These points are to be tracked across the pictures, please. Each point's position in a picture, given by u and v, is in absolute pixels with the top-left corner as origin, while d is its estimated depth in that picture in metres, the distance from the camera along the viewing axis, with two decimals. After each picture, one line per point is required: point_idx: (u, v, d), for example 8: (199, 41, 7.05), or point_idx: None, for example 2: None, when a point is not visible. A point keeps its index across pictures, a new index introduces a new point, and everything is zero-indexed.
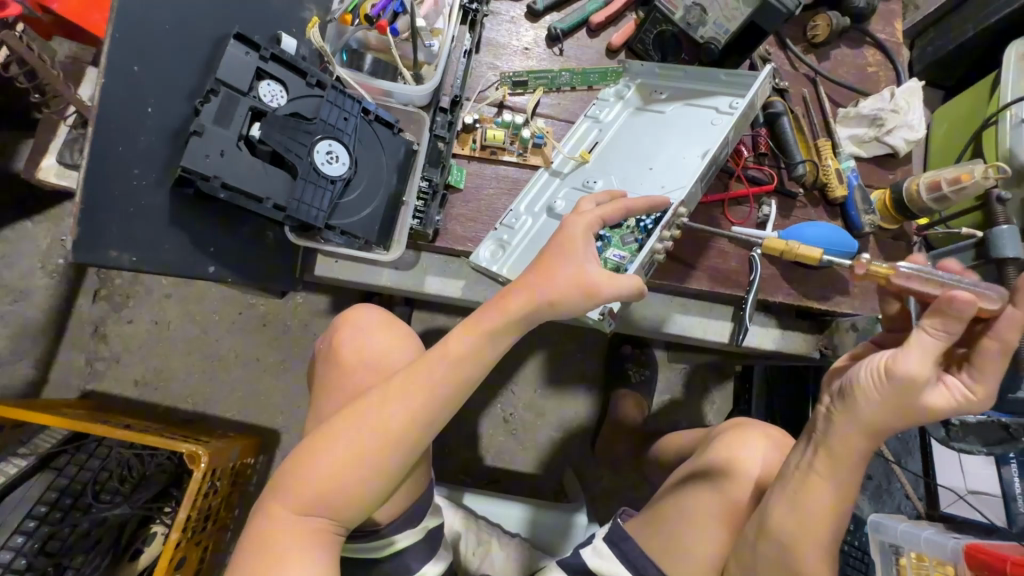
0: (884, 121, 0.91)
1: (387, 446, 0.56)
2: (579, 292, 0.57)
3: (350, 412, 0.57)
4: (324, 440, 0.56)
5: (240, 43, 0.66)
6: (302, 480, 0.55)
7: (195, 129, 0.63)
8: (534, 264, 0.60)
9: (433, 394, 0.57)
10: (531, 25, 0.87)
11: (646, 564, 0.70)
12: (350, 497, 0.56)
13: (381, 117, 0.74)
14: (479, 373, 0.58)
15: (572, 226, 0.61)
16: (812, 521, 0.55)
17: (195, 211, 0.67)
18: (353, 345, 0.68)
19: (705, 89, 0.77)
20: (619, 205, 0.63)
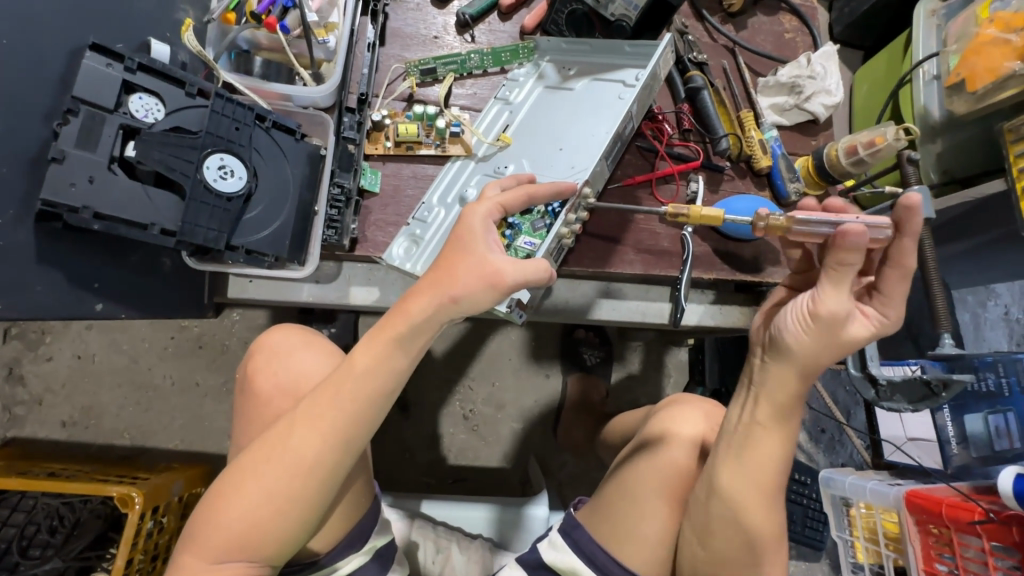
0: (803, 88, 0.91)
1: (301, 478, 0.52)
2: (484, 286, 0.54)
3: (259, 446, 0.53)
4: (236, 481, 0.53)
5: (97, 54, 0.58)
6: (214, 527, 0.52)
7: (53, 156, 0.55)
8: (436, 262, 0.57)
9: (344, 414, 0.53)
10: (438, 12, 0.83)
11: (601, 555, 0.69)
12: (269, 538, 0.53)
13: (280, 123, 0.69)
14: (391, 384, 0.55)
15: (471, 217, 0.58)
16: (757, 479, 0.56)
17: (69, 244, 0.58)
18: (266, 372, 0.64)
19: (613, 64, 0.78)
20: (521, 192, 0.62)
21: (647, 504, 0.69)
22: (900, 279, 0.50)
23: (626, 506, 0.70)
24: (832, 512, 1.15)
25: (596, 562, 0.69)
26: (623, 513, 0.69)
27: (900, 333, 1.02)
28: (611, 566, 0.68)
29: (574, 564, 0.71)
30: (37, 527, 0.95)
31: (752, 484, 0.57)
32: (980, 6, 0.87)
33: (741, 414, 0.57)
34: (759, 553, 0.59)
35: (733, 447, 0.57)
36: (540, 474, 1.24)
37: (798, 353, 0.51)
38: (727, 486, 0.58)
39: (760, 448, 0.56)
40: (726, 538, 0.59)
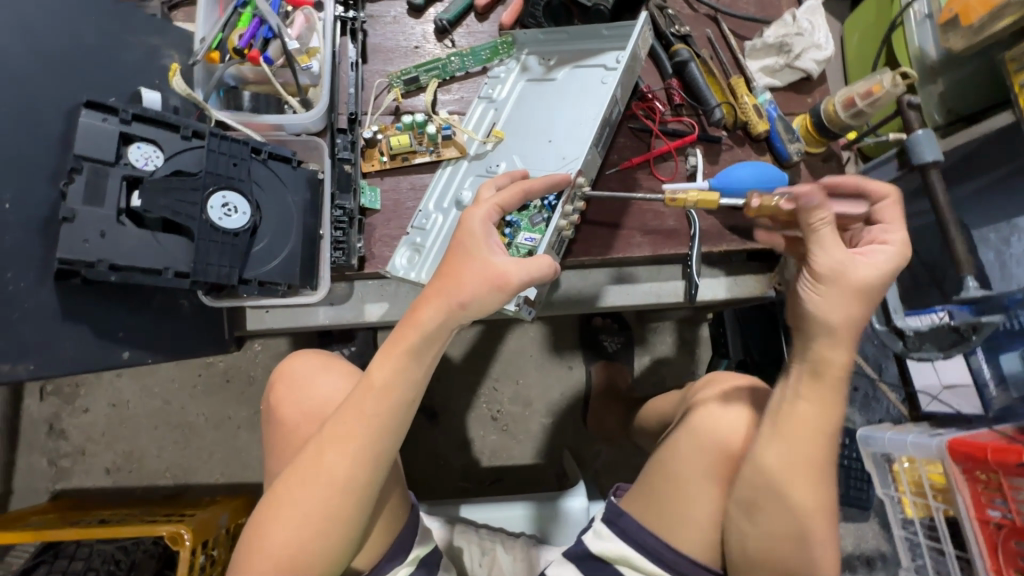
0: (791, 46, 0.89)
1: (335, 499, 0.53)
2: (490, 289, 0.54)
3: (292, 472, 0.55)
4: (274, 509, 0.54)
5: (93, 110, 0.59)
6: (258, 556, 0.53)
7: (64, 215, 0.56)
8: (441, 268, 0.57)
9: (369, 431, 0.54)
10: (416, 21, 0.83)
11: (653, 542, 0.69)
12: (311, 561, 0.54)
13: (276, 153, 0.70)
14: (409, 395, 0.55)
15: (471, 221, 0.58)
16: (800, 450, 0.56)
17: (90, 299, 0.59)
18: (290, 400, 0.65)
19: (593, 48, 0.77)
20: (517, 188, 0.61)
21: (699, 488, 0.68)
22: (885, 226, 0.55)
23: (672, 492, 0.69)
24: (875, 470, 1.14)
25: (648, 548, 0.69)
26: (669, 495, 0.69)
27: (923, 280, 1.00)
28: (665, 552, 0.68)
29: (624, 552, 0.71)
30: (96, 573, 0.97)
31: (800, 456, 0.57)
32: None
33: (784, 389, 0.57)
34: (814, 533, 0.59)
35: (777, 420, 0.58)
36: (575, 466, 1.25)
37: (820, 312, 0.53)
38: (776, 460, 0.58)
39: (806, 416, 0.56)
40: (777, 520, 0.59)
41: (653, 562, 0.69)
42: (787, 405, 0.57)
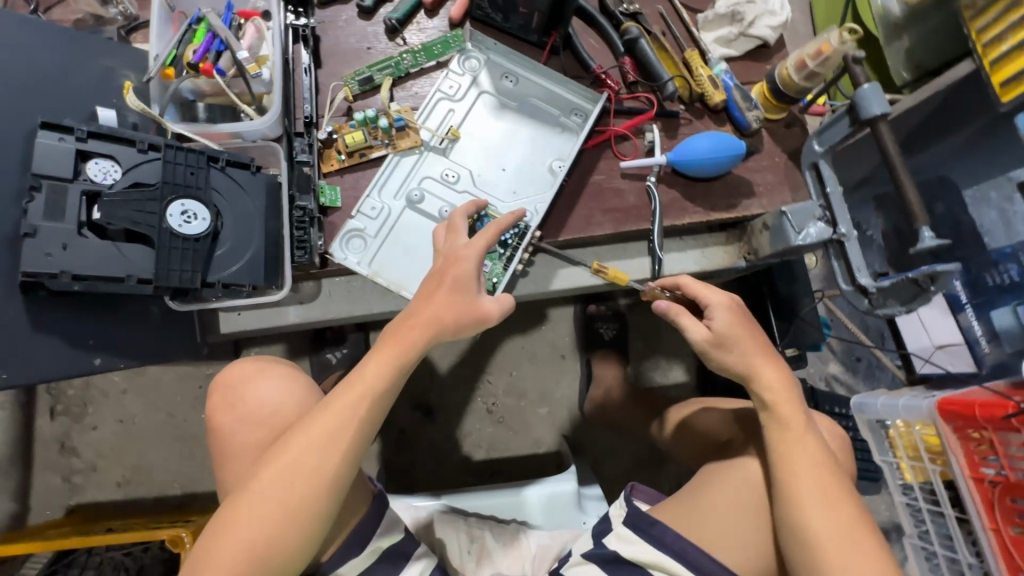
0: (744, 14, 0.89)
1: (303, 491, 0.60)
2: (473, 320, 0.67)
3: (273, 469, 0.60)
4: (250, 502, 0.59)
5: (50, 132, 0.62)
6: (231, 547, 0.58)
7: (26, 231, 0.59)
8: (425, 291, 0.67)
9: (336, 429, 0.62)
10: (366, 23, 0.85)
11: (692, 551, 0.79)
12: (278, 554, 0.59)
13: (234, 160, 0.72)
14: (381, 401, 0.64)
15: (466, 261, 0.68)
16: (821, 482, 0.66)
17: (60, 311, 0.62)
18: (244, 401, 0.69)
19: (551, 90, 0.86)
20: (493, 231, 0.70)
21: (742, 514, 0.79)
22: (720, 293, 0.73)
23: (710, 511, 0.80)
24: (871, 437, 1.13)
25: (684, 556, 0.79)
26: (709, 517, 0.80)
27: None
28: (702, 560, 0.78)
29: (656, 557, 0.80)
30: None
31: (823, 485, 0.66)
32: None
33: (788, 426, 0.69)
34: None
35: (790, 449, 0.68)
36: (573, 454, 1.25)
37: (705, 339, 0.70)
38: (802, 489, 0.66)
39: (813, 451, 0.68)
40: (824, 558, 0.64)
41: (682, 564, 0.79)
42: (798, 441, 0.68)
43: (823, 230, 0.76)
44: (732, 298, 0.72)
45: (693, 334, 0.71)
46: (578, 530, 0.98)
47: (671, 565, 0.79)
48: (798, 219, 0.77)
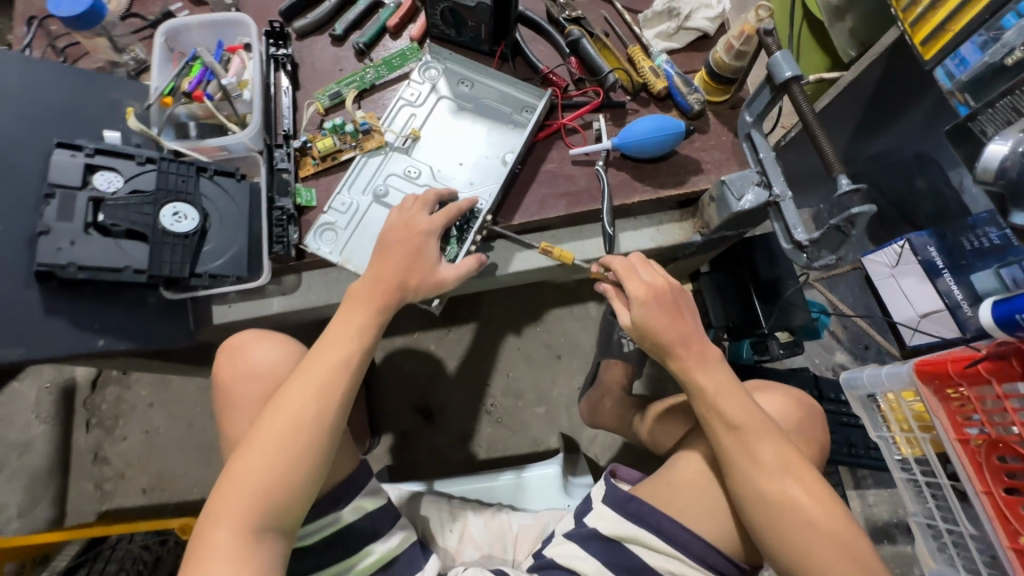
0: (679, 10, 0.96)
1: (302, 434, 0.64)
2: (435, 287, 0.77)
3: (268, 416, 0.64)
4: (249, 447, 0.63)
5: (64, 149, 0.74)
6: (235, 491, 0.61)
7: (41, 230, 0.70)
8: (382, 261, 0.75)
9: (325, 374, 0.67)
10: (339, 49, 0.97)
11: (668, 525, 0.75)
12: (286, 496, 0.62)
13: (220, 170, 0.83)
14: (364, 347, 0.70)
15: (422, 235, 0.77)
16: (762, 448, 0.66)
17: (68, 298, 0.72)
18: (239, 366, 0.76)
19: (504, 91, 0.94)
20: (449, 211, 0.79)
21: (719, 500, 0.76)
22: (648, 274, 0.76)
23: (681, 488, 0.78)
24: (865, 414, 1.09)
25: (664, 530, 0.75)
26: (687, 506, 0.76)
27: None
28: (680, 534, 0.74)
29: (636, 532, 0.76)
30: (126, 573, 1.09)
31: (776, 479, 0.65)
32: None
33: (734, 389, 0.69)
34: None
35: (735, 449, 0.67)
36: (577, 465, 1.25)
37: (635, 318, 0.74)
38: (755, 488, 0.65)
39: (763, 446, 0.66)
40: (785, 555, 0.64)
41: (668, 542, 0.74)
42: (732, 428, 0.67)
43: (760, 193, 0.79)
44: (653, 282, 0.74)
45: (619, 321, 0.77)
46: (562, 510, 0.99)
47: (657, 546, 0.75)
48: (737, 186, 0.81)
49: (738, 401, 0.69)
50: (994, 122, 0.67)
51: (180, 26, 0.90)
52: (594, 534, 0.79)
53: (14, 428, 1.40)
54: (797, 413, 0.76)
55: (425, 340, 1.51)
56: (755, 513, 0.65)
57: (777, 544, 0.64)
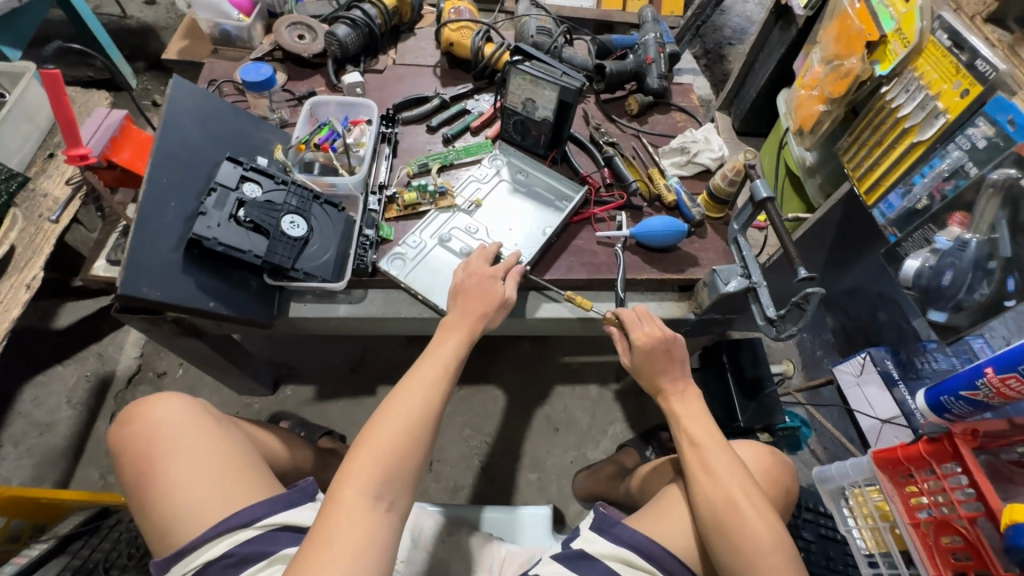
0: (690, 148, 1.28)
1: (421, 417, 0.73)
2: (500, 310, 0.94)
3: (392, 400, 0.75)
4: (376, 421, 0.72)
5: (230, 162, 0.99)
6: (361, 457, 0.68)
7: (200, 211, 0.92)
8: (459, 296, 0.95)
9: (435, 373, 0.79)
10: (431, 135, 1.29)
11: (646, 543, 0.86)
12: (405, 465, 0.69)
13: (328, 201, 1.07)
14: (460, 358, 0.85)
15: (487, 272, 0.97)
16: (718, 461, 0.83)
17: (199, 265, 0.92)
18: (141, 418, 0.77)
19: (552, 183, 1.22)
20: (513, 267, 1.00)
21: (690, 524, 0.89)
22: (643, 324, 0.98)
23: (662, 516, 0.91)
24: (834, 507, 1.19)
25: (644, 549, 0.85)
26: (667, 526, 0.89)
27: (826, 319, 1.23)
28: (656, 551, 0.85)
29: (618, 551, 0.86)
30: (118, 553, 1.12)
31: (725, 487, 0.80)
32: (790, 92, 1.33)
33: (698, 416, 0.90)
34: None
35: (693, 460, 0.85)
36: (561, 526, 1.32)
37: (641, 359, 0.97)
38: (708, 493, 0.81)
39: (717, 458, 0.83)
40: (727, 555, 0.77)
41: (645, 559, 0.84)
42: (695, 443, 0.87)
43: (741, 281, 1.01)
44: (652, 332, 0.97)
45: (624, 361, 1.01)
46: (547, 547, 1.03)
47: (635, 562, 0.85)
48: (724, 275, 1.03)
49: (708, 428, 0.88)
50: (914, 247, 0.98)
51: (322, 101, 1.22)
52: (580, 553, 0.87)
53: (44, 408, 1.50)
54: (767, 459, 0.98)
55: None
56: (703, 512, 0.80)
57: (718, 538, 0.78)
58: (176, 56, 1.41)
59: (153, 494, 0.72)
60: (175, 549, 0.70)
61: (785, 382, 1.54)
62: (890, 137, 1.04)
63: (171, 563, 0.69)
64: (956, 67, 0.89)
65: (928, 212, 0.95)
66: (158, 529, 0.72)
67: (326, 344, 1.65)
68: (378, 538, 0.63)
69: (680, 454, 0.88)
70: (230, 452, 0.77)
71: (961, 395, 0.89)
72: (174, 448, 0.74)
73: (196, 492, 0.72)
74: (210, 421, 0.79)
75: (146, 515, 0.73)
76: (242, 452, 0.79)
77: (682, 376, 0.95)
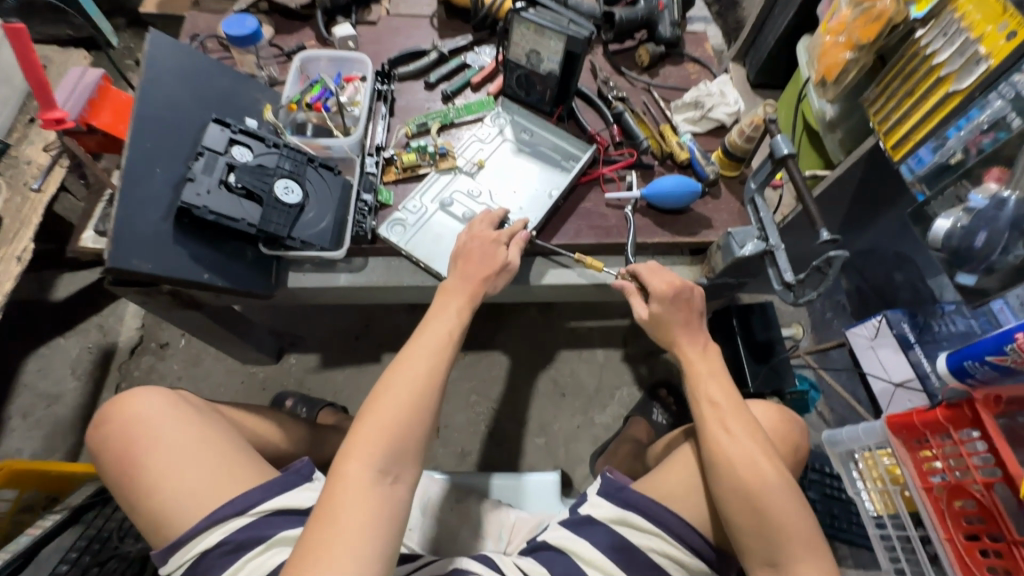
0: (704, 102, 1.20)
1: (426, 387, 0.70)
2: (503, 276, 0.91)
3: (393, 370, 0.71)
4: (378, 393, 0.69)
5: (216, 123, 0.93)
6: (365, 431, 0.65)
7: (188, 177, 0.87)
8: (462, 260, 0.91)
9: (437, 341, 0.76)
10: (429, 92, 1.21)
11: (655, 506, 0.84)
12: (411, 436, 0.67)
13: (323, 164, 1.01)
14: (463, 324, 0.81)
15: (491, 236, 0.93)
16: (735, 423, 0.80)
17: (191, 235, 0.88)
18: (127, 420, 0.80)
19: (558, 142, 1.16)
20: (518, 232, 0.96)
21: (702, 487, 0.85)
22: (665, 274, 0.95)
23: (672, 476, 0.88)
24: (843, 470, 1.18)
25: (654, 513, 0.84)
26: (677, 488, 0.86)
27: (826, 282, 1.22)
28: (666, 515, 0.83)
29: (624, 514, 0.85)
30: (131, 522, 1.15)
31: (741, 443, 0.78)
32: (812, 40, 1.24)
33: (712, 375, 0.86)
34: (791, 541, 0.73)
35: (709, 420, 0.82)
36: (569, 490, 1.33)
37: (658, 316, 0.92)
38: (724, 450, 0.78)
39: (732, 418, 0.80)
40: (742, 512, 0.75)
41: (649, 519, 0.83)
42: (711, 401, 0.83)
43: (758, 244, 0.97)
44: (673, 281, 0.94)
45: (637, 312, 0.96)
46: (556, 513, 1.04)
47: (641, 525, 0.84)
48: (740, 238, 0.98)
49: (725, 388, 0.85)
50: (943, 206, 0.94)
51: (312, 57, 1.14)
52: (586, 519, 0.87)
53: (49, 380, 1.50)
54: (778, 417, 0.95)
55: None
56: (719, 469, 0.77)
57: (732, 500, 0.75)
58: (155, 10, 1.32)
59: (144, 491, 0.76)
60: (171, 540, 0.76)
61: (795, 345, 1.52)
62: (922, 87, 0.96)
63: (170, 553, 0.75)
64: (1004, 6, 0.83)
65: (962, 167, 0.91)
66: (150, 522, 0.77)
67: (329, 312, 1.63)
68: (387, 513, 0.62)
69: (694, 413, 0.84)
70: (215, 445, 0.81)
71: (987, 360, 0.86)
72: (162, 449, 0.78)
73: (189, 486, 0.77)
74: (196, 418, 0.83)
75: (138, 510, 0.77)
76: (227, 442, 0.83)
77: (696, 335, 0.91)
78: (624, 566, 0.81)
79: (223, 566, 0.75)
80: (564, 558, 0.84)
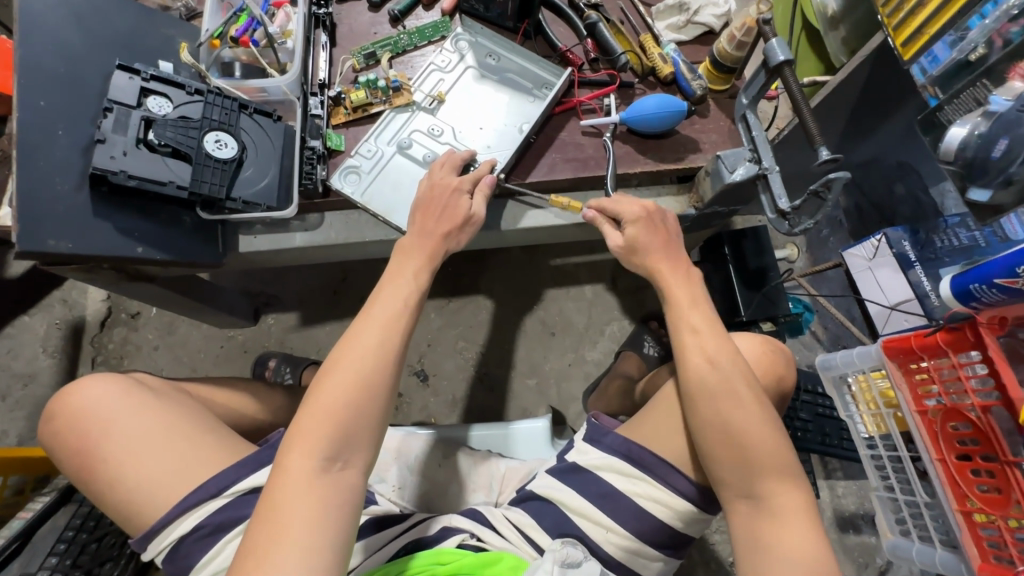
0: (689, 4, 1.05)
1: (376, 367, 0.65)
2: (466, 226, 0.82)
3: (341, 349, 0.66)
4: (325, 375, 0.64)
5: (123, 72, 0.81)
6: (310, 416, 0.62)
7: (98, 139, 0.77)
8: (419, 212, 0.82)
9: (390, 310, 0.70)
10: (374, 14, 1.05)
11: (639, 451, 0.81)
12: (360, 420, 0.63)
13: (258, 109, 0.88)
14: (421, 289, 0.75)
15: (449, 183, 0.83)
16: (717, 360, 0.75)
17: (114, 204, 0.79)
18: (76, 410, 0.75)
19: (526, 65, 1.01)
20: (481, 173, 0.86)
21: (681, 426, 0.80)
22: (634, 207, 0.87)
23: (651, 413, 0.84)
24: (836, 394, 1.16)
25: (637, 457, 0.81)
26: (659, 427, 0.82)
27: None
28: (645, 455, 0.80)
29: (609, 461, 0.83)
30: None
31: (723, 379, 0.74)
32: None
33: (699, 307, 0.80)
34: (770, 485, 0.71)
35: (690, 354, 0.76)
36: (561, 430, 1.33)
37: (643, 245, 0.85)
38: (704, 386, 0.74)
39: (716, 354, 0.75)
40: (714, 451, 0.72)
41: (638, 467, 0.80)
42: (694, 333, 0.77)
43: (750, 168, 0.86)
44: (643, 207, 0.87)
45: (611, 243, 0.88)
46: (547, 459, 1.03)
47: (626, 470, 0.81)
48: (731, 160, 0.87)
49: (710, 322, 0.78)
50: (957, 112, 0.85)
51: None
52: (573, 467, 0.85)
53: (21, 360, 1.45)
54: (762, 350, 0.91)
55: (425, 307, 1.58)
56: (698, 406, 0.73)
57: (704, 441, 0.72)
58: None
59: (106, 482, 0.73)
60: (143, 529, 0.73)
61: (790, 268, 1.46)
62: None
63: (147, 541, 0.72)
64: None
65: (983, 64, 0.82)
66: (120, 512, 0.74)
67: (301, 267, 1.55)
68: (333, 501, 0.60)
69: (674, 344, 0.79)
70: (176, 427, 0.76)
71: (995, 283, 0.83)
72: (117, 439, 0.73)
73: (153, 471, 0.73)
74: (151, 400, 0.77)
75: (105, 501, 0.74)
76: (192, 422, 0.78)
77: (680, 264, 0.84)
78: (612, 513, 0.80)
79: (204, 547, 0.72)
80: (551, 509, 0.84)
